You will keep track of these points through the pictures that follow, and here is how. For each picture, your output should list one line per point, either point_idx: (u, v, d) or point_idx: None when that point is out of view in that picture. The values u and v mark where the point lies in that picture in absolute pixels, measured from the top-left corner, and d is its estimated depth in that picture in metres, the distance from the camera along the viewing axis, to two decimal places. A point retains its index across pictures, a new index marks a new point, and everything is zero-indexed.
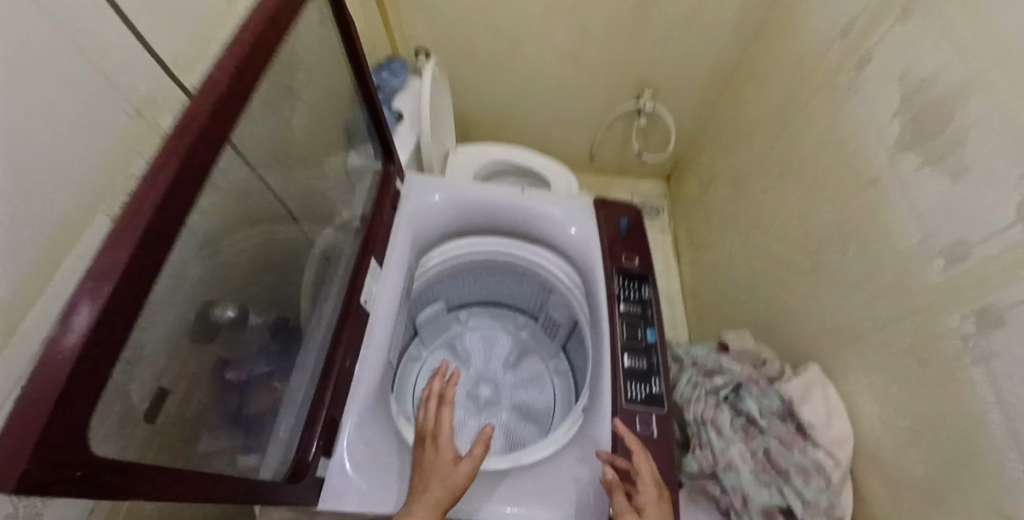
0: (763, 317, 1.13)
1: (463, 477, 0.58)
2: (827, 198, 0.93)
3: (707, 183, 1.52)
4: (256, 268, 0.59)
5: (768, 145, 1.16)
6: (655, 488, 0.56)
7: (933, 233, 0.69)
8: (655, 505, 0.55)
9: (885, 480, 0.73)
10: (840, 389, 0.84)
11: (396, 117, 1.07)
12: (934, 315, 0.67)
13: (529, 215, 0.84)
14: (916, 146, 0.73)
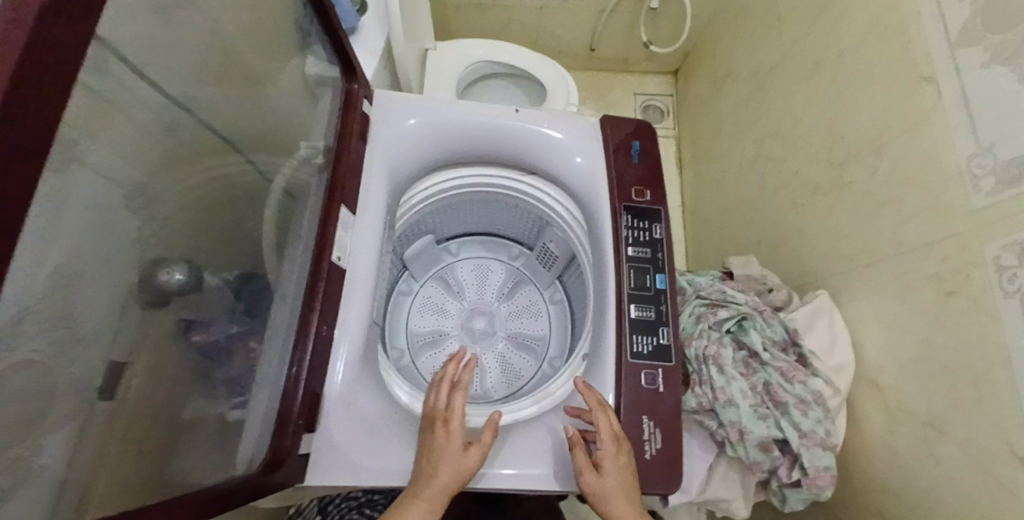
0: (769, 234, 1.07)
1: (468, 465, 0.52)
2: (862, 102, 0.81)
3: (721, 80, 1.36)
4: (207, 219, 0.50)
5: (800, 34, 1.00)
6: (613, 442, 0.54)
7: (987, 149, 0.59)
8: (612, 460, 0.53)
9: (881, 404, 0.73)
10: (847, 313, 0.81)
11: (359, 10, 0.90)
12: (969, 243, 0.61)
13: (524, 143, 0.70)
14: (985, 37, 0.60)
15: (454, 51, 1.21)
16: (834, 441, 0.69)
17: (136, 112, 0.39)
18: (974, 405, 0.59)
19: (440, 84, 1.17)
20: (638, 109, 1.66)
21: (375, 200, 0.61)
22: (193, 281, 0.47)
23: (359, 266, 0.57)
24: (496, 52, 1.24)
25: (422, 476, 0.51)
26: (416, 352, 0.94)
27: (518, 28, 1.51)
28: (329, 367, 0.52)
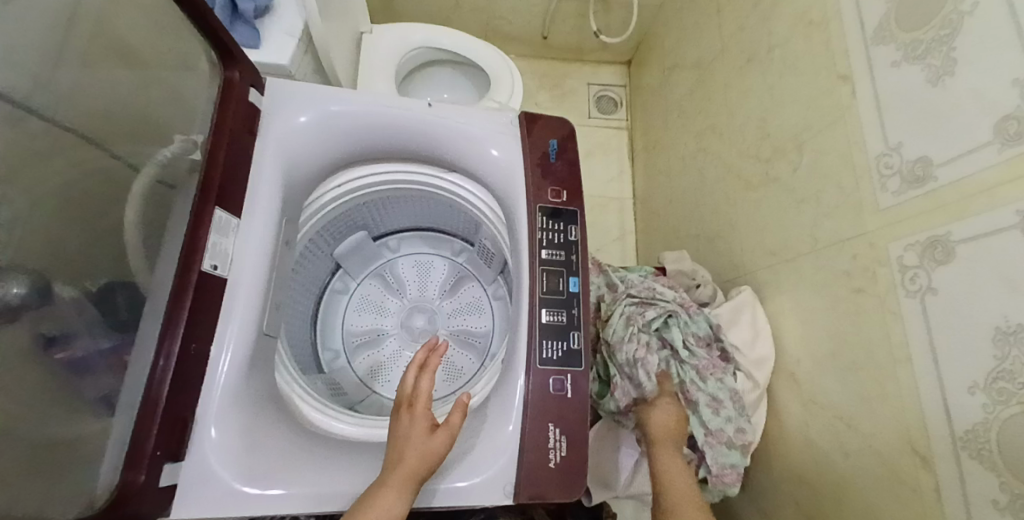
0: (707, 227, 1.07)
1: (434, 454, 0.51)
2: (789, 97, 0.81)
3: (669, 71, 1.35)
4: (54, 221, 0.44)
5: (736, 26, 0.99)
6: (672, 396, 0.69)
7: (895, 146, 0.59)
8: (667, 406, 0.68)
9: (799, 398, 0.74)
10: (771, 308, 0.82)
11: None
12: (877, 241, 0.61)
13: (438, 136, 0.67)
14: (896, 34, 0.60)
15: (391, 36, 1.16)
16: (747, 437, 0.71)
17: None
18: (880, 401, 0.60)
19: (376, 71, 1.12)
20: (591, 98, 1.64)
21: (265, 200, 0.57)
22: (36, 294, 0.41)
23: (244, 272, 0.54)
24: (436, 37, 1.19)
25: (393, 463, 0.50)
26: (352, 353, 0.91)
27: (466, 12, 1.46)
28: (204, 384, 0.49)
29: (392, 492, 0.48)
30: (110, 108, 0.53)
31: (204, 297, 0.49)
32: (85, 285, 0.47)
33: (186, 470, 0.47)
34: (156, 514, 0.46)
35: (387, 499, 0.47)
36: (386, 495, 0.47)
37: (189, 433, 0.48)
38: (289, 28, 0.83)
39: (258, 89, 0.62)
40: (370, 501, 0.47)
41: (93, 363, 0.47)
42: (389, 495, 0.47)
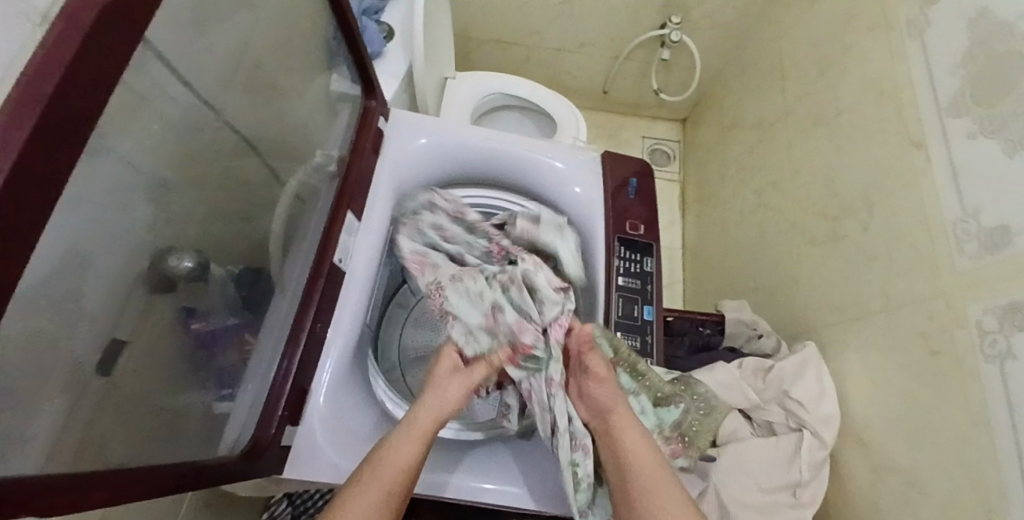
0: (767, 281, 1.09)
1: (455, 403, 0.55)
2: (858, 160, 0.84)
3: (727, 129, 1.41)
4: (221, 212, 0.52)
5: (803, 91, 1.04)
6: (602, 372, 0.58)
7: (972, 214, 0.61)
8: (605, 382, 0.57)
9: (867, 458, 0.73)
10: (837, 363, 0.82)
11: (384, 35, 0.98)
12: (955, 303, 0.62)
13: (530, 168, 0.74)
14: (971, 109, 0.64)
15: (471, 81, 1.26)
16: (804, 503, 0.72)
17: (172, 108, 0.42)
18: (957, 468, 0.59)
19: (455, 110, 1.21)
20: (647, 151, 1.71)
21: (381, 209, 0.67)
22: (199, 270, 0.49)
23: (357, 270, 0.62)
24: (512, 85, 1.29)
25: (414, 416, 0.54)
26: (410, 366, 0.95)
27: (535, 66, 1.57)
28: (318, 364, 0.57)
29: (404, 446, 0.51)
30: (280, 136, 0.62)
31: (329, 288, 0.58)
32: (231, 267, 0.54)
33: (299, 437, 0.55)
34: (273, 472, 0.52)
35: (395, 457, 0.50)
36: (397, 447, 0.51)
37: (303, 406, 0.55)
38: (392, 70, 0.95)
39: (386, 116, 0.73)
40: (384, 457, 0.50)
41: (221, 336, 0.53)
42: (404, 448, 0.51)
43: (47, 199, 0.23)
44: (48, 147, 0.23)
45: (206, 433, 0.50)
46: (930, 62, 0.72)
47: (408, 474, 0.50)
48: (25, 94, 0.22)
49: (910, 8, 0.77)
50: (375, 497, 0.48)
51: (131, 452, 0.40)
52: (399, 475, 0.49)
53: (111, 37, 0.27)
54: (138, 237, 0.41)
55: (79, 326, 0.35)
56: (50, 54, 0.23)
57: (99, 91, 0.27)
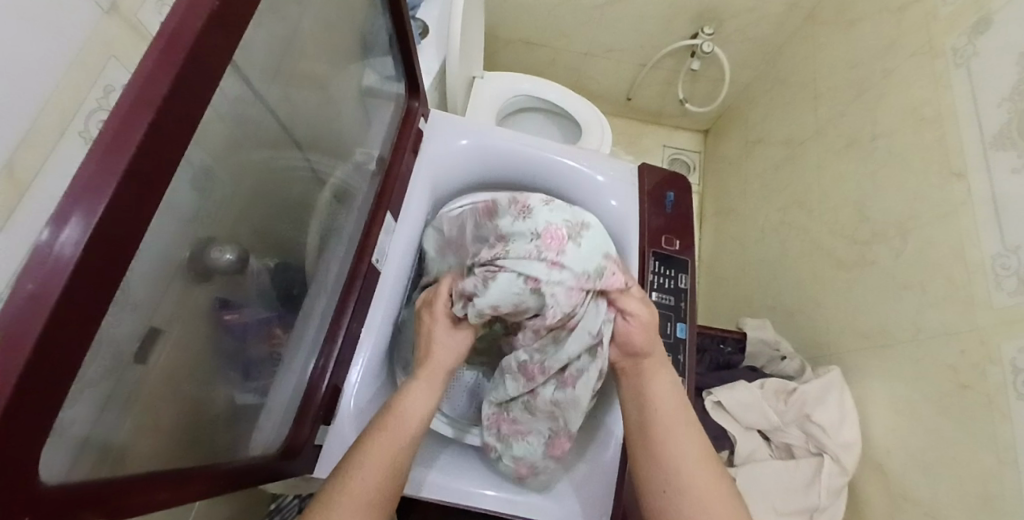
0: (787, 300, 1.08)
1: (452, 359, 0.56)
2: (893, 186, 0.83)
3: (752, 144, 1.40)
4: (266, 206, 0.52)
5: (836, 112, 1.03)
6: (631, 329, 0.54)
7: (1012, 249, 0.60)
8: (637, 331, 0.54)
9: (885, 490, 0.72)
10: (858, 390, 0.82)
11: (420, 33, 0.98)
12: (989, 338, 0.61)
13: (566, 175, 0.75)
14: (1017, 143, 0.63)
15: (501, 81, 1.26)
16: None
17: (233, 104, 0.42)
18: (981, 509, 0.59)
19: (482, 110, 1.20)
20: (666, 160, 1.69)
21: (416, 210, 0.69)
22: (239, 262, 0.48)
23: (390, 272, 0.64)
24: (540, 88, 1.29)
25: (421, 373, 0.54)
26: None
27: (561, 68, 1.55)
28: (351, 362, 0.59)
29: (417, 397, 0.52)
30: (323, 131, 0.60)
31: (364, 288, 0.60)
32: (269, 261, 0.54)
33: (330, 435, 0.57)
34: (303, 469, 0.54)
35: (408, 410, 0.51)
36: (411, 403, 0.52)
37: (336, 404, 0.57)
38: (426, 68, 0.96)
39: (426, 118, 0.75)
40: (400, 410, 0.51)
41: (255, 329, 0.52)
42: (414, 399, 0.52)
43: (157, 197, 0.25)
44: (160, 147, 0.24)
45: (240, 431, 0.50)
46: (975, 93, 0.71)
47: (422, 425, 0.52)
48: (139, 101, 0.23)
49: (957, 36, 0.76)
50: (396, 445, 0.49)
51: (167, 455, 0.39)
52: (412, 426, 0.51)
53: (216, 37, 0.28)
54: (194, 233, 0.41)
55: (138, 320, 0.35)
56: (163, 57, 0.25)
57: (207, 91, 0.28)
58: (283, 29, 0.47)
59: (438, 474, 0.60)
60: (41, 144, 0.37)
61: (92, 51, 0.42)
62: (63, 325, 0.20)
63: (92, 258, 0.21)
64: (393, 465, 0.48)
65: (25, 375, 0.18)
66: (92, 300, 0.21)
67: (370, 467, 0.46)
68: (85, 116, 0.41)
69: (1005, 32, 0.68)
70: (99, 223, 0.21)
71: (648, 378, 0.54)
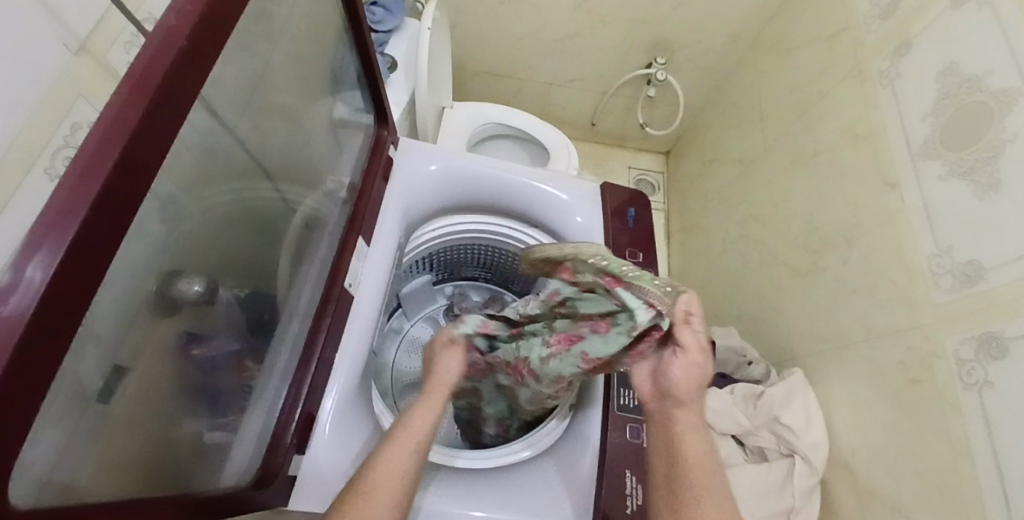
0: (752, 309, 1.12)
1: (456, 371, 0.57)
2: (835, 197, 0.90)
3: (708, 163, 1.47)
4: (238, 235, 0.53)
5: (782, 131, 1.11)
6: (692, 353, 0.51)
7: (946, 250, 0.66)
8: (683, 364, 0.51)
9: (853, 487, 0.75)
10: (822, 391, 0.85)
11: (389, 66, 1.02)
12: (933, 334, 0.66)
13: (533, 196, 0.77)
14: (941, 154, 0.69)
15: (468, 110, 1.29)
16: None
17: (215, 144, 0.44)
18: (941, 497, 0.62)
19: (450, 138, 1.23)
20: (631, 181, 1.75)
21: (387, 233, 0.70)
22: (208, 293, 0.47)
23: (364, 295, 0.65)
24: (506, 116, 1.32)
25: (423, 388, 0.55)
26: None
27: (527, 97, 1.61)
28: (326, 387, 0.58)
29: (422, 413, 0.52)
30: (294, 160, 0.61)
31: (337, 313, 0.60)
32: (240, 291, 0.53)
33: (305, 464, 0.56)
34: (277, 502, 0.53)
35: (411, 422, 0.51)
36: (417, 416, 0.52)
37: (310, 430, 0.56)
38: (395, 99, 0.98)
39: (395, 145, 0.77)
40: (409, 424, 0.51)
41: (223, 361, 0.51)
42: (420, 415, 0.52)
43: (118, 233, 0.25)
44: (130, 175, 0.25)
45: (214, 460, 0.48)
46: (901, 112, 0.78)
47: (430, 437, 0.51)
48: (110, 131, 0.24)
49: (880, 62, 0.84)
50: (410, 453, 0.49)
51: (150, 483, 0.39)
52: (420, 436, 0.50)
53: (183, 76, 0.29)
54: (168, 267, 0.41)
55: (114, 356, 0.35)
56: (132, 96, 0.25)
57: (176, 123, 0.29)
58: (256, 68, 0.49)
59: (437, 497, 0.59)
60: (6, 183, 0.38)
61: (62, 89, 0.43)
62: (25, 366, 0.20)
63: (63, 282, 0.21)
64: (407, 472, 0.48)
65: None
66: (52, 342, 0.21)
67: (370, 506, 0.45)
68: (51, 153, 0.42)
69: (920, 59, 0.76)
70: (70, 248, 0.22)
71: (686, 440, 0.51)
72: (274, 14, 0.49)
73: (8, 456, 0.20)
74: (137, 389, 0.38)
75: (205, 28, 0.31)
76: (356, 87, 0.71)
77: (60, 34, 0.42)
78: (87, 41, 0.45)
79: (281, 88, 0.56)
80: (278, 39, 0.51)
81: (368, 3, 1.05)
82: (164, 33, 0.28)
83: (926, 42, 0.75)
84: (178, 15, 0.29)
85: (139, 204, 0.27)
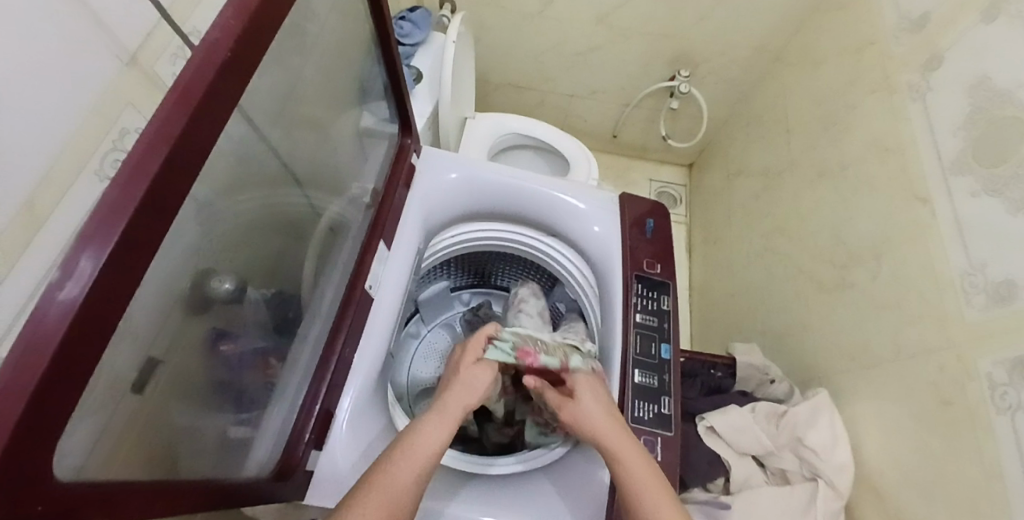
0: (777, 324, 1.10)
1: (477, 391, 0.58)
2: (864, 211, 0.88)
3: (732, 176, 1.45)
4: (267, 236, 0.55)
5: (808, 144, 1.09)
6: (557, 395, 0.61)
7: (979, 268, 0.64)
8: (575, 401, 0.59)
9: (881, 512, 0.72)
10: (850, 410, 0.83)
11: (414, 78, 1.05)
12: (965, 355, 0.63)
13: (551, 205, 0.78)
14: (974, 168, 0.67)
15: (491, 121, 1.31)
16: None
17: (250, 153, 0.46)
18: None
19: (473, 148, 1.25)
20: (653, 193, 1.74)
21: (407, 239, 0.71)
22: (237, 292, 0.49)
23: (384, 298, 0.67)
24: (529, 126, 1.34)
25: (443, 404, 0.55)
26: None
27: (549, 109, 1.63)
28: (344, 387, 0.60)
29: (434, 429, 0.52)
30: (322, 167, 0.64)
31: (357, 314, 0.62)
32: (267, 291, 0.55)
33: (322, 459, 0.57)
34: (296, 496, 0.54)
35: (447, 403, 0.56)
36: (427, 432, 0.52)
37: (328, 427, 0.58)
38: (421, 110, 1.01)
39: (418, 154, 0.79)
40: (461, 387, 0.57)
41: (248, 357, 0.52)
42: (431, 431, 0.52)
43: (160, 231, 0.27)
44: (174, 177, 0.27)
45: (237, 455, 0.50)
46: (932, 126, 0.76)
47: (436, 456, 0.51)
48: (159, 136, 0.26)
49: (909, 76, 0.83)
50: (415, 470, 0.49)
51: (180, 471, 0.41)
52: (427, 454, 0.50)
53: (224, 85, 0.31)
54: (202, 266, 0.43)
55: (151, 348, 0.37)
56: (176, 105, 0.27)
57: (216, 128, 0.31)
58: (289, 79, 0.51)
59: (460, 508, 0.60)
60: (58, 184, 0.40)
61: (112, 99, 0.46)
62: (74, 351, 0.21)
63: (112, 273, 0.23)
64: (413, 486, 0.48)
65: (47, 377, 0.20)
66: (99, 327, 0.23)
67: (400, 463, 0.48)
68: (99, 158, 0.45)
69: (952, 72, 0.74)
70: (119, 241, 0.23)
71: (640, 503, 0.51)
72: (307, 29, 0.51)
73: (52, 434, 0.21)
74: (172, 381, 0.40)
75: (246, 43, 0.33)
76: (382, 98, 0.74)
77: (113, 48, 0.45)
78: (136, 54, 0.48)
79: (311, 97, 0.58)
80: (310, 52, 0.54)
81: (396, 19, 1.09)
82: (209, 46, 0.31)
83: (958, 55, 0.74)
84: (222, 30, 0.32)
85: (178, 204, 0.29)
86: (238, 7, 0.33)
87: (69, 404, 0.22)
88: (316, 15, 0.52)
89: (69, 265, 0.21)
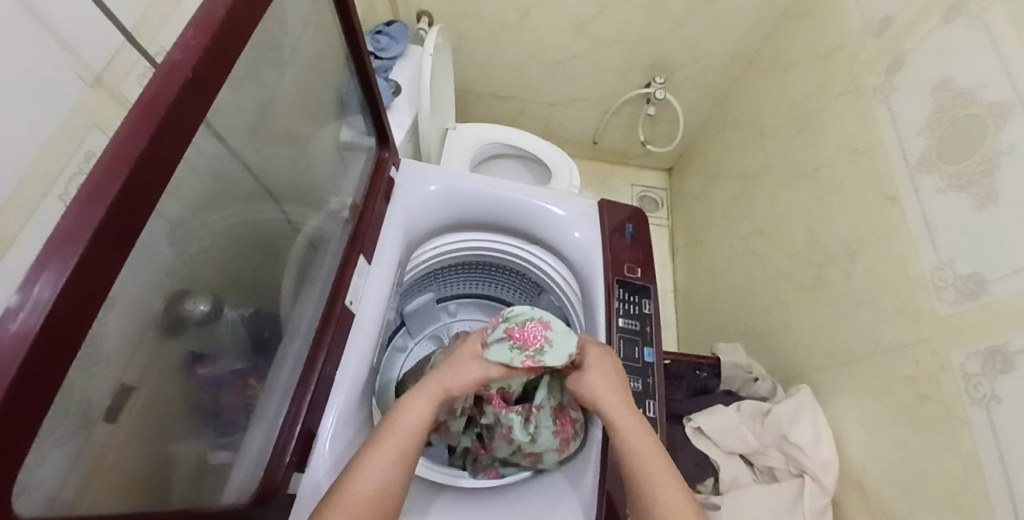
0: (759, 325, 1.11)
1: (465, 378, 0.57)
2: (837, 211, 0.90)
3: (711, 179, 1.47)
4: (243, 254, 0.54)
5: (782, 147, 1.11)
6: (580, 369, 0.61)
7: (948, 263, 0.66)
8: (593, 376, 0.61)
9: (866, 505, 0.73)
10: (831, 407, 0.84)
11: (393, 90, 1.05)
12: (939, 349, 0.65)
13: (532, 213, 0.79)
14: (939, 166, 0.69)
15: (471, 131, 1.32)
16: None
17: (223, 172, 0.46)
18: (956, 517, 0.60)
19: (454, 159, 1.25)
20: (635, 197, 1.76)
21: (388, 251, 0.71)
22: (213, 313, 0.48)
23: (365, 313, 0.66)
24: (509, 135, 1.35)
25: (425, 383, 0.56)
26: None
27: (530, 117, 1.64)
28: (326, 405, 0.59)
29: (415, 407, 0.54)
30: (299, 182, 0.63)
31: (338, 329, 0.62)
32: (244, 310, 0.54)
33: (306, 481, 0.56)
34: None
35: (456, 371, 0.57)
36: (409, 409, 0.53)
37: (310, 447, 0.57)
38: (399, 121, 1.01)
39: (397, 166, 0.79)
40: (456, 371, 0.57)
41: (226, 379, 0.51)
42: (413, 409, 0.53)
43: (122, 256, 0.27)
44: (134, 198, 0.27)
45: (216, 480, 0.49)
46: (898, 127, 0.78)
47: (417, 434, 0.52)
48: (117, 158, 0.26)
49: (876, 78, 0.85)
50: (389, 456, 0.49)
51: (154, 498, 0.39)
52: (409, 432, 0.51)
53: (187, 105, 0.31)
54: (176, 286, 0.42)
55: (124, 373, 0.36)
56: (135, 127, 0.27)
57: (177, 148, 0.31)
58: (262, 95, 0.51)
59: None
60: (23, 208, 0.39)
61: (78, 120, 0.45)
62: (30, 383, 0.21)
63: (70, 299, 0.23)
64: (387, 480, 0.47)
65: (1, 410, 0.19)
66: (56, 357, 0.22)
67: (383, 444, 0.49)
68: (65, 181, 0.44)
69: (915, 74, 0.77)
70: (77, 266, 0.23)
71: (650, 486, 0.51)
72: (281, 45, 0.51)
73: (9, 472, 0.20)
74: (146, 407, 0.39)
75: (209, 62, 0.33)
76: (358, 110, 0.73)
77: (76, 68, 0.44)
78: (101, 74, 0.47)
79: (286, 112, 0.57)
80: (285, 68, 0.54)
81: (373, 32, 1.09)
82: (169, 66, 0.30)
83: (921, 57, 0.76)
84: (184, 50, 0.31)
85: (141, 226, 0.28)
86: (200, 26, 0.33)
87: (26, 440, 0.21)
88: (290, 30, 0.52)
89: (24, 294, 0.21)
